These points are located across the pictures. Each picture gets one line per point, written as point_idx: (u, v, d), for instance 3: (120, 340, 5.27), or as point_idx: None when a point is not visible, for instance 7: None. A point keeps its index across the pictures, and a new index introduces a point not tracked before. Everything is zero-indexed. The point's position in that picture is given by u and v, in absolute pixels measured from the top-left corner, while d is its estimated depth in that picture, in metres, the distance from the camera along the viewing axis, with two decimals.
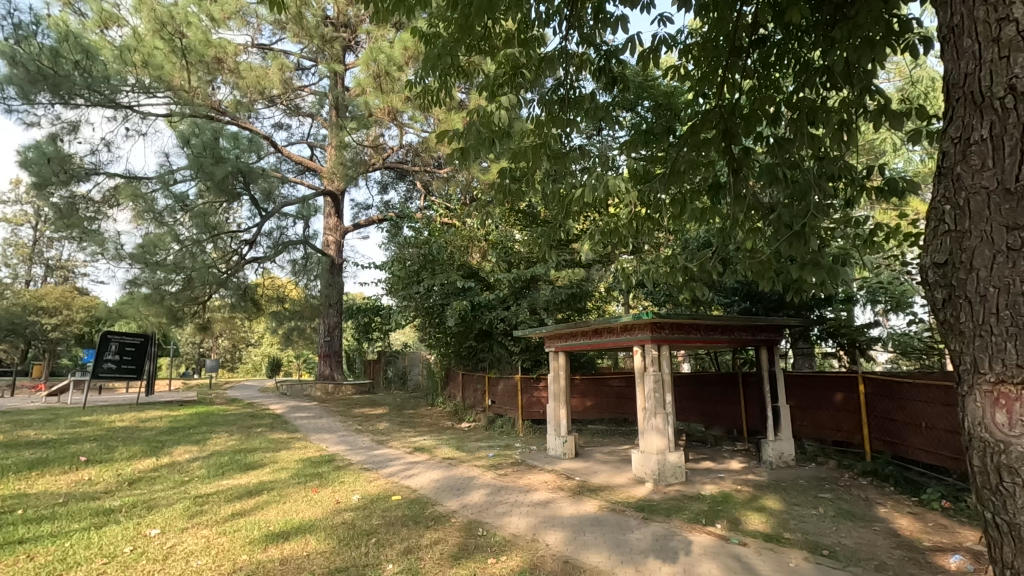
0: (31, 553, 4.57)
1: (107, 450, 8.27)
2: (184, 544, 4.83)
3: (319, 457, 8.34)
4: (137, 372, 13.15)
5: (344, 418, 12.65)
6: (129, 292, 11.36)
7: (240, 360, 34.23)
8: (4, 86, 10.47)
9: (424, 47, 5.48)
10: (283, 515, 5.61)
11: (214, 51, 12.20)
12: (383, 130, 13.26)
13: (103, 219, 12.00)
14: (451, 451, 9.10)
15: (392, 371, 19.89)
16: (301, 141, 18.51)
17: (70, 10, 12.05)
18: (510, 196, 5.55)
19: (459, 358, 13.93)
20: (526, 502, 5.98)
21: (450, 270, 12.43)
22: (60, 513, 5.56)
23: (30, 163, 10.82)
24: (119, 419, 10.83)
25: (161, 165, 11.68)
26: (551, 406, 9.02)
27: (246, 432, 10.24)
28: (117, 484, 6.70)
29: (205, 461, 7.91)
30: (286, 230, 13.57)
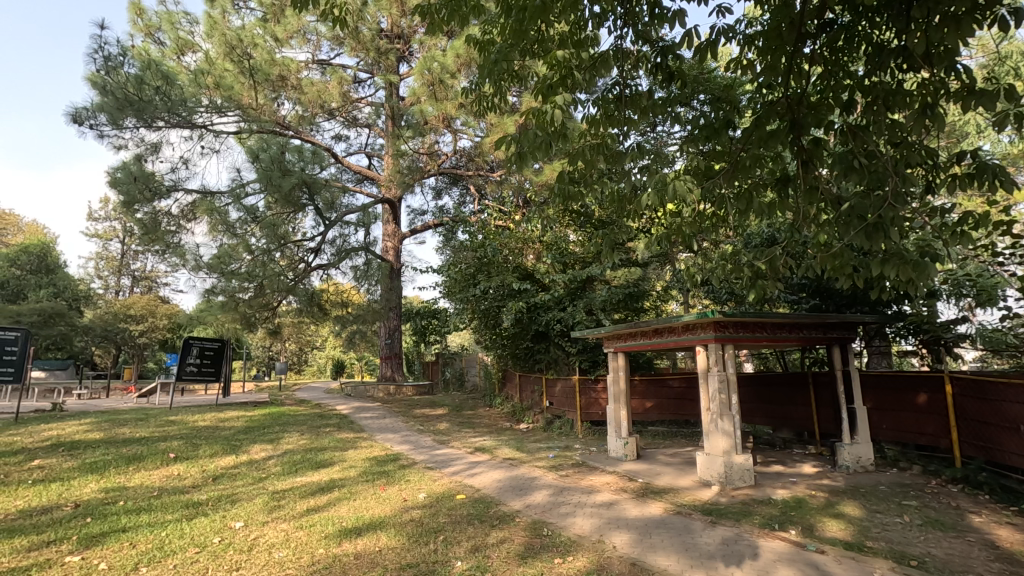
0: (133, 541, 4.99)
1: (193, 448, 8.87)
2: (266, 536, 5.12)
3: (385, 456, 8.62)
4: (215, 375, 14.02)
5: (406, 418, 12.99)
6: (207, 300, 12.24)
7: (306, 363, 35.87)
8: (96, 113, 11.42)
9: (479, 55, 5.59)
10: (354, 511, 5.85)
11: (278, 69, 12.85)
12: (438, 137, 13.56)
13: (183, 232, 12.87)
14: (511, 451, 9.16)
15: (450, 373, 20.30)
16: (359, 151, 19.18)
17: (151, 40, 13.05)
18: (567, 197, 5.51)
19: (516, 359, 14.03)
20: (589, 503, 5.96)
21: (506, 272, 12.55)
22: (157, 505, 6.04)
23: (119, 183, 11.73)
24: (201, 419, 11.58)
25: (233, 180, 12.41)
26: (610, 407, 8.94)
27: (316, 431, 10.71)
28: (203, 479, 7.19)
29: (280, 459, 8.34)
30: (349, 238, 14.11)
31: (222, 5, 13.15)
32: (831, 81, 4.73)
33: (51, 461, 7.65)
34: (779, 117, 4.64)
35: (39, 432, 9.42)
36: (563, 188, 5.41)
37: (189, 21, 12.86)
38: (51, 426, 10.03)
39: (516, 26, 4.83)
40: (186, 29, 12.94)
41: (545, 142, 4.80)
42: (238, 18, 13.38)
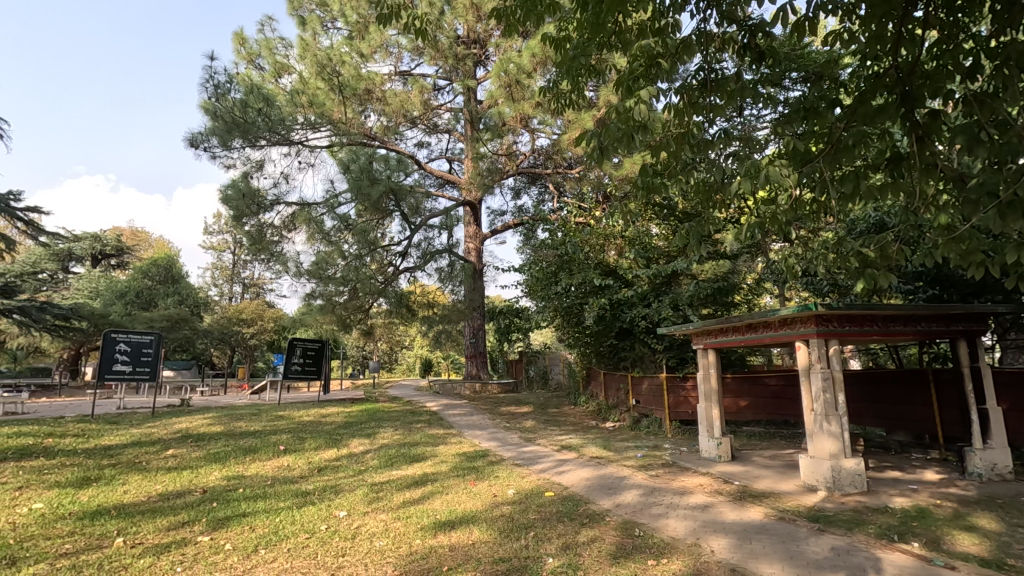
0: (253, 525, 5.48)
1: (300, 441, 9.58)
2: (367, 525, 5.43)
3: (474, 452, 8.85)
4: (317, 373, 15.04)
5: (493, 416, 13.25)
6: (307, 304, 13.16)
7: (397, 361, 37.57)
8: (209, 136, 12.63)
9: (555, 53, 5.60)
10: (447, 505, 6.05)
11: (365, 84, 13.57)
12: (516, 138, 13.71)
13: (284, 242, 13.90)
14: (599, 450, 9.06)
15: (534, 370, 20.48)
16: (440, 156, 19.78)
17: (253, 67, 14.27)
18: (651, 191, 5.34)
19: (599, 357, 13.87)
20: (682, 505, 5.78)
21: (588, 268, 12.41)
22: (270, 493, 6.59)
23: (230, 200, 12.88)
24: (306, 414, 12.49)
25: (328, 191, 13.24)
26: (701, 406, 8.60)
27: (409, 427, 11.17)
28: (309, 470, 7.75)
29: (377, 453, 8.81)
30: (433, 240, 14.61)
31: (312, 28, 14.10)
32: (950, 46, 4.24)
33: (183, 451, 8.57)
34: (886, 90, 4.24)
35: (172, 425, 10.59)
36: (646, 181, 5.24)
37: (285, 46, 13.89)
38: (182, 419, 11.23)
39: (593, 20, 4.74)
40: (282, 53, 13.99)
41: (626, 136, 4.67)
42: (326, 39, 14.28)
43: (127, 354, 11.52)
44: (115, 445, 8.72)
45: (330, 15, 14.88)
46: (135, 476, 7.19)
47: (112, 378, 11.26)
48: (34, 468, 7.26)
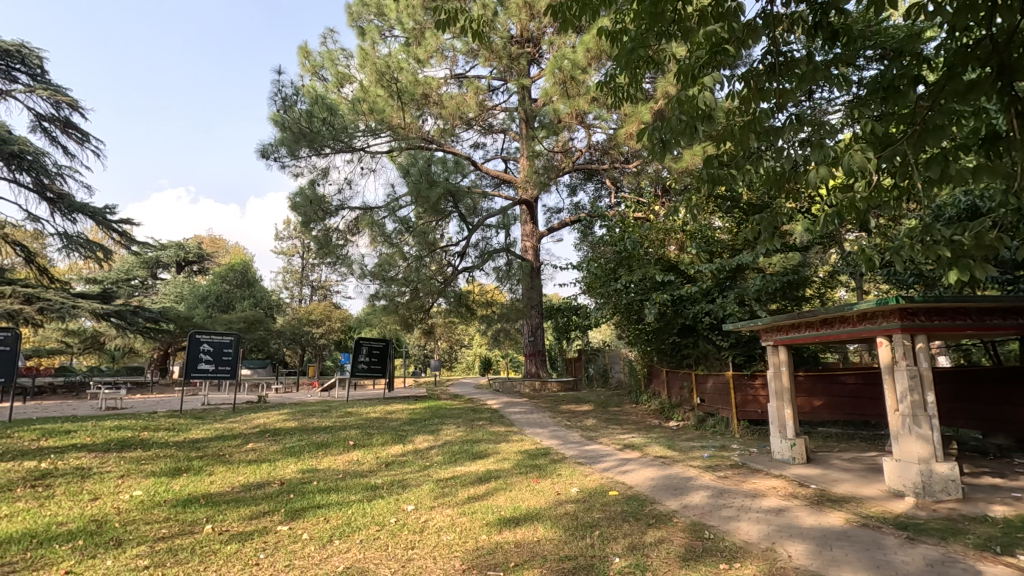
0: (327, 516, 5.74)
1: (368, 436, 9.95)
2: (434, 520, 5.57)
3: (536, 450, 8.88)
4: (382, 371, 15.55)
5: (553, 414, 13.25)
6: (372, 305, 13.64)
7: (457, 360, 38.26)
8: (279, 147, 13.32)
9: (611, 47, 5.53)
10: (511, 502, 6.10)
11: (422, 88, 13.74)
12: (571, 134, 13.61)
13: (349, 245, 14.44)
14: (663, 449, 8.87)
15: (594, 368, 20.33)
16: (495, 156, 19.92)
17: (317, 78, 14.91)
18: (716, 183, 5.14)
19: (661, 355, 13.56)
20: (755, 508, 5.56)
21: (648, 264, 12.13)
22: (342, 486, 6.88)
23: (299, 207, 13.57)
24: (373, 411, 12.95)
25: (389, 195, 13.65)
26: (772, 406, 8.24)
27: (471, 425, 11.35)
28: (377, 465, 8.03)
29: (441, 449, 9.01)
30: (491, 240, 14.77)
31: (372, 37, 14.58)
32: None
33: (261, 445, 9.09)
34: (979, 62, 3.89)
35: (252, 420, 11.25)
36: (711, 172, 5.05)
37: (346, 57, 14.45)
38: (260, 415, 11.91)
39: (651, 9, 4.62)
40: (344, 64, 14.55)
41: (688, 126, 4.53)
42: (385, 47, 14.72)
43: (210, 353, 12.35)
44: (202, 439, 9.36)
45: (387, 23, 15.29)
46: (220, 467, 7.71)
47: (197, 376, 12.11)
48: (133, 459, 7.92)
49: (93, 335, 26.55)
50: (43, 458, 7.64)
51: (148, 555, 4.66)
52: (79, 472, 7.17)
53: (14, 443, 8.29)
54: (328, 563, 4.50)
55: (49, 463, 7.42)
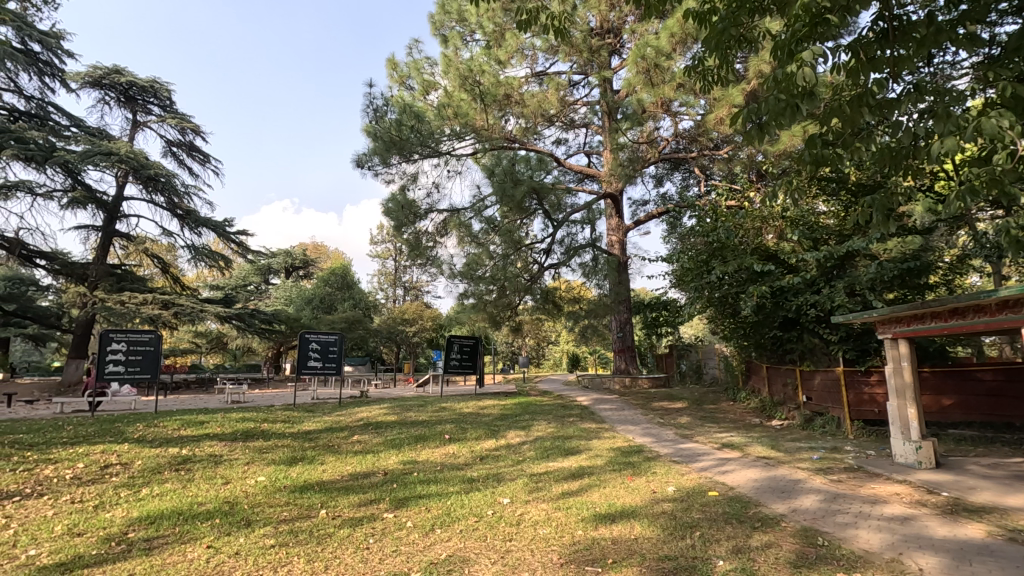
0: (429, 506, 6.02)
1: (462, 431, 10.27)
2: (530, 513, 5.66)
3: (629, 447, 8.73)
4: (473, 368, 15.99)
5: (645, 411, 12.95)
6: (461, 303, 14.03)
7: (545, 357, 38.47)
8: (372, 156, 14.10)
9: (699, 30, 5.30)
10: (605, 498, 6.06)
11: (504, 89, 13.88)
12: (657, 123, 13.18)
13: (438, 246, 14.95)
14: (767, 450, 8.39)
15: (686, 365, 19.73)
16: (577, 151, 19.79)
17: (404, 87, 15.62)
18: (821, 165, 4.77)
19: (761, 350, 12.82)
20: (875, 515, 5.12)
21: (744, 254, 11.51)
22: (440, 478, 7.18)
23: (391, 212, 14.25)
24: (465, 406, 13.36)
25: (474, 196, 13.98)
26: (892, 404, 7.54)
27: (562, 421, 11.37)
28: (472, 458, 8.29)
29: (533, 444, 9.12)
30: (576, 236, 14.69)
31: (454, 44, 15.03)
32: None
33: (366, 437, 9.69)
34: None
35: (356, 414, 12.01)
36: (815, 154, 4.70)
37: (431, 65, 14.93)
38: (363, 409, 12.69)
39: None
40: (429, 71, 15.04)
41: (789, 107, 4.24)
42: (467, 52, 15.12)
43: (317, 351, 13.34)
44: (314, 430, 10.13)
45: (468, 28, 15.67)
46: (330, 457, 8.32)
47: (307, 372, 13.11)
48: (256, 448, 8.75)
49: (218, 336, 29.53)
50: (184, 446, 8.64)
51: (273, 535, 5.15)
52: (213, 458, 8.06)
53: (160, 432, 9.45)
54: (431, 550, 4.72)
55: (188, 450, 8.38)
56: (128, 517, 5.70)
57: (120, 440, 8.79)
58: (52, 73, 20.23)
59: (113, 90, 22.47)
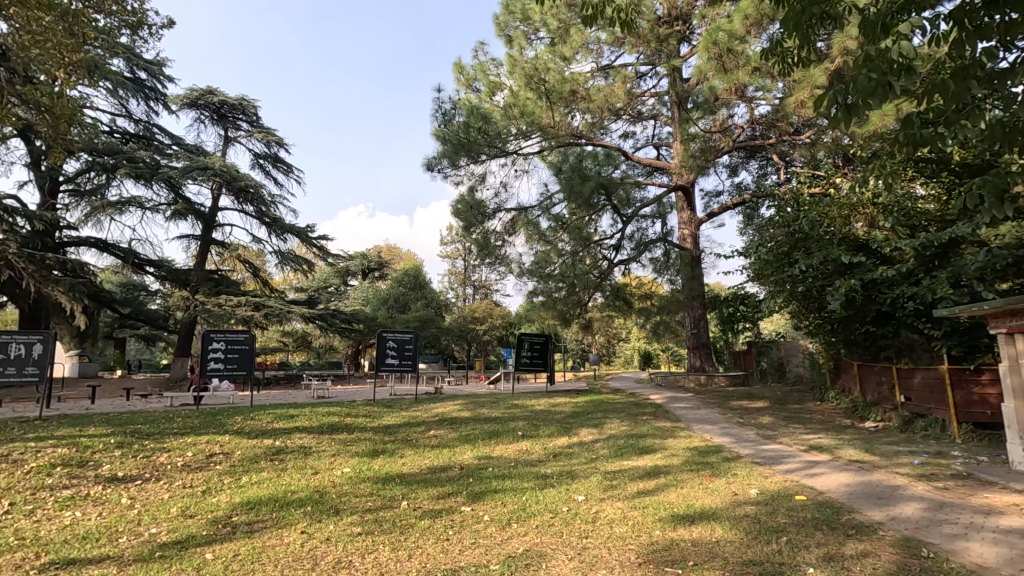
0: (505, 500, 6.13)
1: (535, 428, 10.34)
2: (605, 511, 5.62)
3: (707, 448, 8.45)
4: (544, 365, 16.06)
5: (724, 410, 12.46)
6: (531, 301, 14.09)
7: (616, 354, 37.92)
8: (441, 159, 14.50)
9: (776, 12, 5.05)
10: (683, 499, 5.91)
11: (569, 85, 13.80)
12: (731, 111, 12.62)
13: (507, 245, 15.15)
14: (860, 453, 7.84)
15: (766, 362, 18.78)
16: (646, 144, 19.30)
17: (471, 90, 15.88)
18: (921, 145, 4.39)
19: (851, 346, 11.98)
20: (989, 527, 4.67)
21: (830, 245, 10.81)
22: (514, 473, 7.27)
23: (460, 213, 14.57)
24: (538, 404, 13.44)
25: (542, 194, 14.03)
26: (1008, 406, 6.84)
27: (635, 419, 11.19)
28: (546, 455, 8.34)
29: (606, 442, 9.04)
30: (647, 231, 14.38)
31: (519, 43, 15.11)
32: None
33: (442, 432, 9.99)
34: None
35: (431, 410, 12.40)
36: (911, 134, 4.33)
37: (496, 66, 15.08)
38: (438, 405, 13.08)
39: None
40: (494, 73, 15.19)
41: (882, 86, 3.97)
42: (532, 50, 15.17)
43: (394, 349, 13.88)
44: (393, 425, 10.56)
45: (532, 27, 15.70)
46: (410, 450, 8.65)
47: (386, 369, 13.68)
48: (341, 440, 9.25)
49: (303, 335, 31.40)
50: (278, 438, 9.28)
51: (360, 523, 5.42)
52: (303, 450, 8.60)
53: (256, 424, 10.21)
54: (509, 544, 4.81)
55: (282, 442, 9.00)
56: (232, 502, 6.21)
57: (221, 431, 9.58)
58: (156, 97, 22.25)
59: (207, 109, 24.40)
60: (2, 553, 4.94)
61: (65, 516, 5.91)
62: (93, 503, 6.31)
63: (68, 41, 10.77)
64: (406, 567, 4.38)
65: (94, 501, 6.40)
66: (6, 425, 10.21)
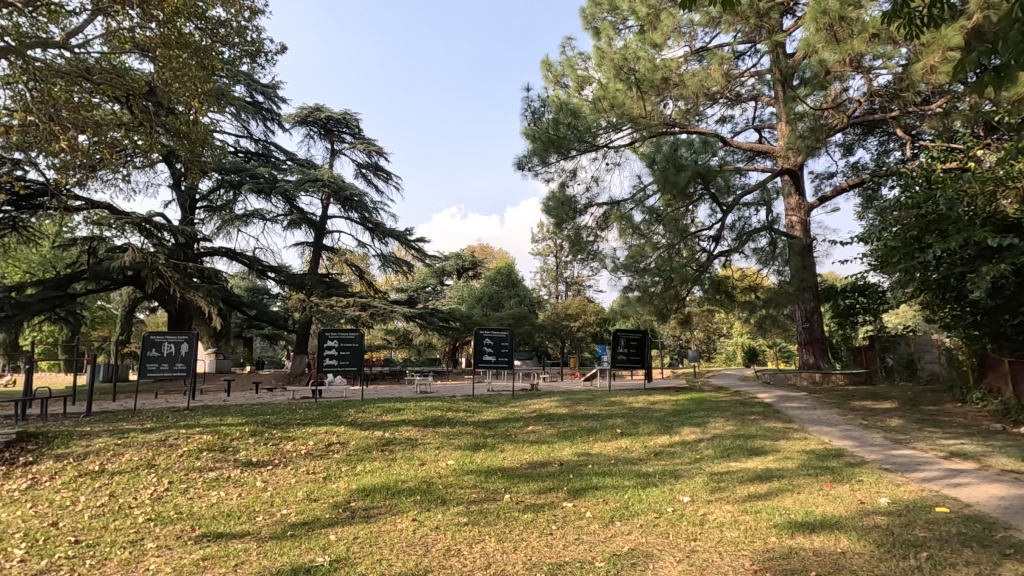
0: (607, 498, 6.07)
1: (634, 425, 10.13)
2: (714, 514, 5.38)
3: (826, 451, 7.81)
4: (641, 362, 15.67)
5: (844, 411, 11.46)
6: (626, 297, 13.76)
7: (717, 350, 36.23)
8: (531, 157, 14.60)
9: None
10: (801, 505, 5.51)
11: (661, 72, 13.25)
12: (845, 84, 11.52)
13: (599, 240, 14.96)
14: (1015, 462, 6.88)
15: (892, 359, 17.03)
16: (746, 127, 18.16)
17: (559, 86, 15.78)
18: None
19: (999, 341, 10.52)
20: None
21: (971, 226, 9.54)
22: (615, 471, 7.19)
23: (552, 210, 14.51)
24: (636, 401, 13.12)
25: (635, 187, 13.69)
26: None
27: (741, 419, 10.62)
28: (646, 453, 8.15)
29: (711, 443, 8.62)
30: (749, 220, 13.58)
31: (607, 35, 14.82)
32: None
33: (539, 428, 10.11)
34: None
35: (529, 406, 12.53)
36: None
37: (584, 60, 14.89)
38: (535, 401, 13.23)
39: None
40: (582, 67, 14.99)
41: None
42: (620, 40, 14.82)
43: (491, 346, 14.21)
44: (492, 420, 10.82)
45: (621, 16, 15.34)
46: (510, 445, 8.84)
47: (483, 366, 14.06)
48: (444, 434, 9.63)
49: (404, 333, 33.07)
50: (388, 429, 9.87)
51: (466, 514, 5.63)
52: (410, 441, 9.08)
53: (368, 417, 10.93)
54: (613, 542, 4.75)
55: (391, 433, 9.56)
56: (351, 488, 6.70)
57: (338, 423, 10.35)
58: (272, 118, 24.41)
59: (316, 125, 26.40)
60: (166, 524, 5.73)
61: (213, 495, 6.69)
62: (235, 485, 7.10)
63: (201, 73, 12.10)
64: (511, 559, 4.48)
65: (235, 483, 7.19)
66: (162, 414, 11.73)
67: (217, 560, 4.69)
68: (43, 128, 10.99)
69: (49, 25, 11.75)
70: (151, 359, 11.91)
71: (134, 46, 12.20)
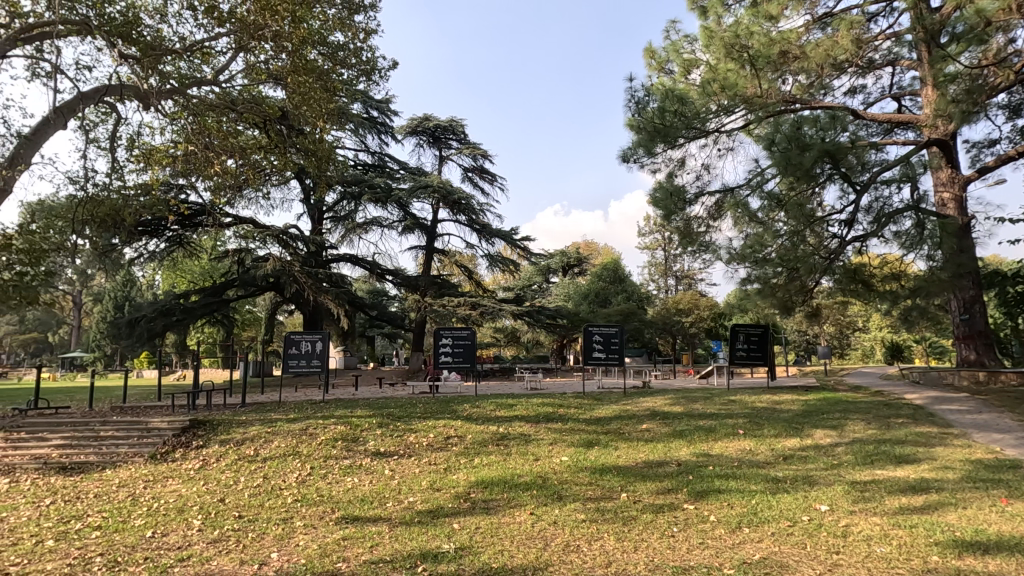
0: (732, 501, 5.75)
1: (758, 426, 9.48)
2: (858, 526, 4.89)
3: (998, 461, 6.76)
4: (764, 358, 14.61)
5: (1019, 415, 9.84)
6: (744, 289, 12.90)
7: (851, 346, 32.86)
8: (636, 149, 14.17)
9: None
10: (968, 521, 4.83)
11: (779, 47, 12.28)
12: (1010, 35, 9.89)
13: (712, 230, 14.22)
14: None
15: None
16: (881, 97, 16.23)
17: (664, 73, 15.12)
18: None
19: None
20: None
21: None
22: (740, 473, 6.77)
23: (659, 202, 13.93)
24: (760, 400, 12.25)
25: (751, 171, 12.79)
26: None
27: (886, 421, 9.52)
28: (775, 457, 7.58)
29: (850, 447, 7.82)
30: (889, 199, 12.14)
31: (715, 13, 13.99)
32: None
33: (654, 426, 9.81)
34: None
35: (642, 404, 12.21)
36: None
37: (690, 42, 14.18)
38: (648, 399, 12.87)
39: None
40: (689, 50, 14.27)
41: None
42: (731, 16, 13.94)
43: (601, 342, 14.03)
44: (604, 417, 10.70)
45: None
46: (623, 443, 8.68)
47: (593, 362, 13.91)
48: (557, 430, 9.68)
49: (513, 330, 33.71)
50: (501, 424, 10.13)
51: (583, 510, 5.62)
52: (524, 436, 9.27)
53: (482, 412, 11.29)
54: (742, 549, 4.49)
55: (505, 429, 9.80)
56: (470, 480, 6.99)
57: (454, 417, 10.81)
58: (386, 131, 26.06)
59: (424, 134, 27.75)
60: (311, 505, 6.35)
61: (348, 481, 7.30)
62: (367, 472, 7.69)
63: (324, 95, 13.22)
64: (633, 558, 4.41)
65: (366, 470, 7.79)
66: (302, 405, 13.00)
67: (355, 541, 5.12)
68: (201, 156, 12.68)
69: (202, 65, 13.48)
70: (292, 357, 13.26)
71: (269, 77, 13.62)
